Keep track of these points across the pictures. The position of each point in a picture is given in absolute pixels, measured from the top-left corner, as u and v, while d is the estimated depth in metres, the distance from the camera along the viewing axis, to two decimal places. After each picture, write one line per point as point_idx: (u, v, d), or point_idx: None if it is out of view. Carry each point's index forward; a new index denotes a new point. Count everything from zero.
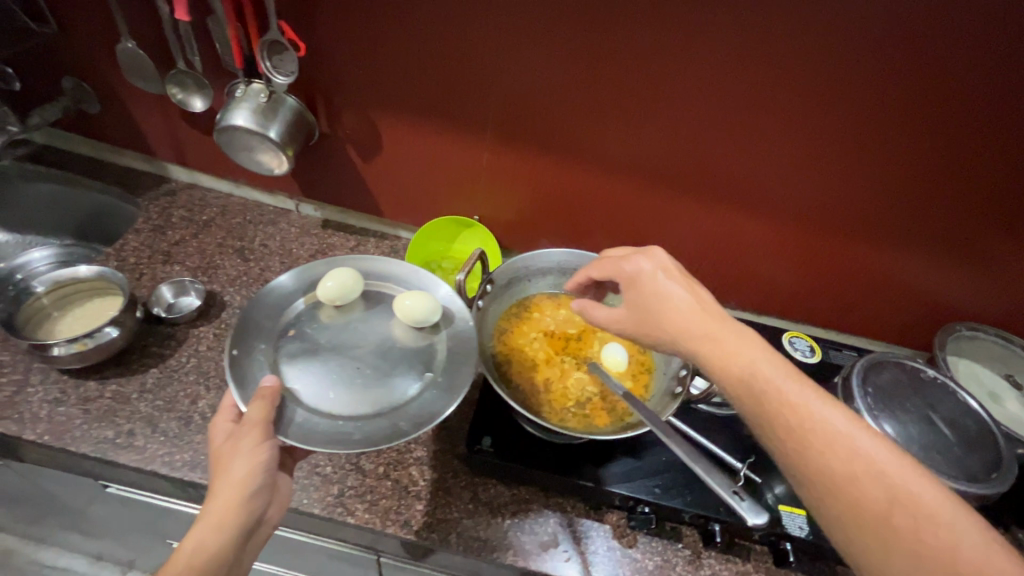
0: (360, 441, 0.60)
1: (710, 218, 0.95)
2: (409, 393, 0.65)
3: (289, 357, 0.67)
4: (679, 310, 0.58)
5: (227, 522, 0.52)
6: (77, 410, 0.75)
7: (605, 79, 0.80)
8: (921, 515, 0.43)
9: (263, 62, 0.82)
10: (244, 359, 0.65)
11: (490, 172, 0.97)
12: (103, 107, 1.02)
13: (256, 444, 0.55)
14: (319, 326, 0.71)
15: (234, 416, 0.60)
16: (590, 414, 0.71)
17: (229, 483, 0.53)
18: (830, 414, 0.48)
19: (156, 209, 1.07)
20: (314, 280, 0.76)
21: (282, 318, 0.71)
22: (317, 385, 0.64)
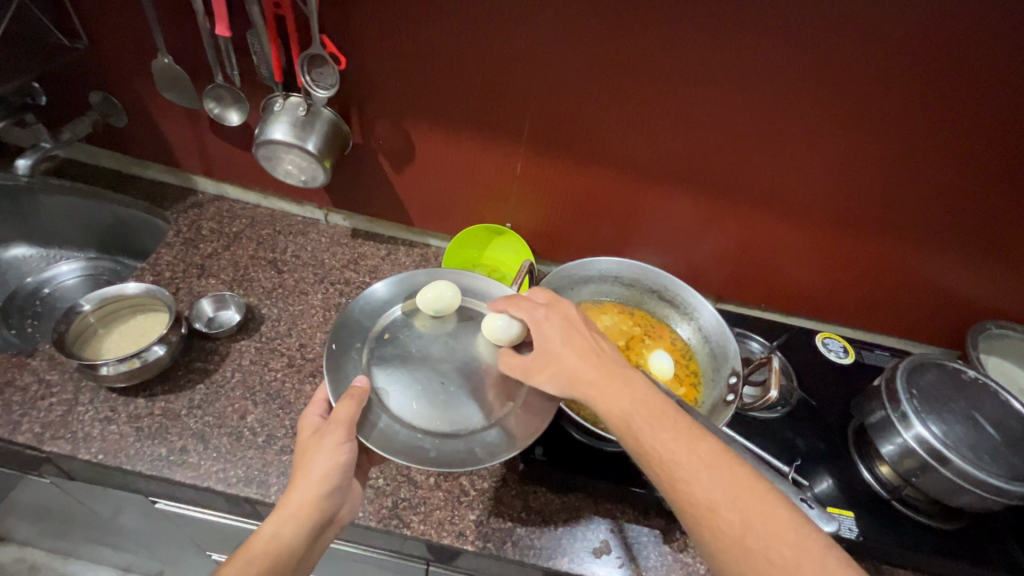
0: (435, 459, 0.62)
1: (742, 222, 0.95)
2: (487, 422, 0.66)
3: (381, 361, 0.69)
4: (568, 357, 0.61)
5: (304, 514, 0.54)
6: (129, 427, 0.75)
7: (643, 88, 0.81)
8: (769, 540, 0.46)
9: (303, 75, 0.82)
10: (341, 354, 0.68)
11: (523, 181, 0.98)
12: (132, 121, 1.01)
13: (338, 444, 0.57)
14: (413, 334, 0.73)
15: (323, 411, 0.63)
16: None
17: (310, 478, 0.56)
18: (689, 449, 0.52)
19: (185, 222, 1.06)
20: (410, 286, 0.78)
21: (380, 322, 0.74)
22: (404, 394, 0.66)
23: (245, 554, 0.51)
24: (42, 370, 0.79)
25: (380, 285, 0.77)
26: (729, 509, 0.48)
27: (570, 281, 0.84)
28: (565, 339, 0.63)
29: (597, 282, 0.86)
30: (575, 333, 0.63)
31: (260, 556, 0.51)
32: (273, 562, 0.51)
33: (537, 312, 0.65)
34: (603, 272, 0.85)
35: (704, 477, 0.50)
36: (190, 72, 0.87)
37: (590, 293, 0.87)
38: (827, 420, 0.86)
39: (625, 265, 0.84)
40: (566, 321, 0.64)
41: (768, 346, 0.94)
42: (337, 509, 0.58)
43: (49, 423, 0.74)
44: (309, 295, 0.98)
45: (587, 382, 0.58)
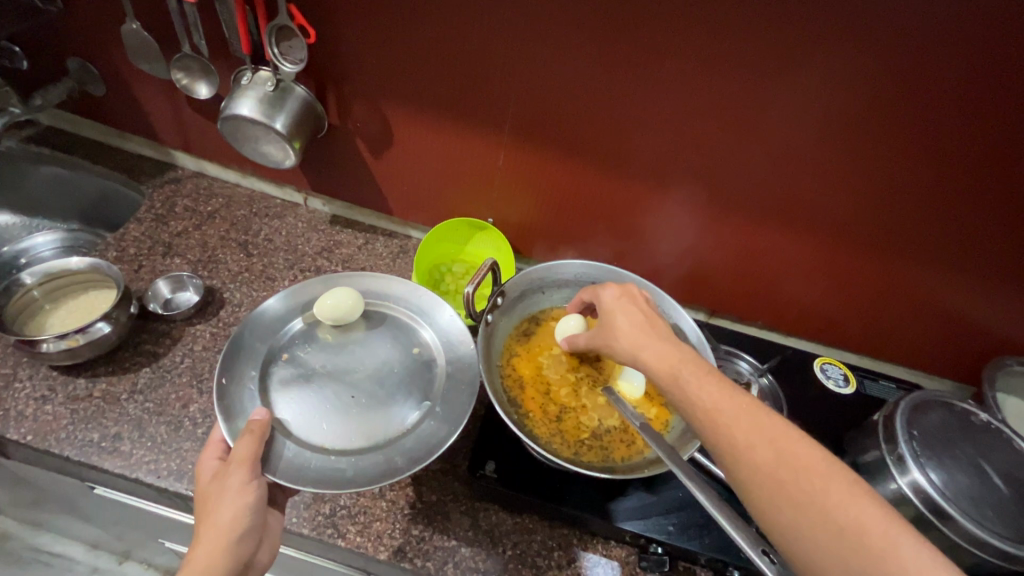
0: (352, 479, 0.57)
1: (742, 231, 0.87)
2: (404, 427, 0.62)
3: (280, 384, 0.64)
4: (620, 325, 0.60)
5: (213, 570, 0.47)
6: (64, 409, 0.71)
7: (636, 80, 0.74)
8: (798, 473, 0.43)
9: (270, 48, 0.77)
10: (233, 388, 0.62)
11: (506, 175, 0.92)
12: (110, 90, 0.98)
13: (243, 484, 0.52)
14: (313, 349, 0.68)
15: (222, 454, 0.57)
16: (607, 446, 0.66)
17: (215, 528, 0.49)
18: (740, 405, 0.48)
19: (159, 197, 1.03)
20: (307, 299, 0.72)
21: (276, 341, 0.68)
22: (308, 415, 0.61)
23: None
24: None
25: (274, 298, 0.70)
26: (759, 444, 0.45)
27: (539, 286, 0.77)
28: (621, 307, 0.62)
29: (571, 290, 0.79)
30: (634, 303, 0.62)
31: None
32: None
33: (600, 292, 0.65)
34: (577, 277, 0.77)
35: (739, 416, 0.47)
36: (160, 40, 0.83)
37: (561, 301, 0.79)
38: None
39: (597, 268, 0.75)
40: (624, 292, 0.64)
41: (759, 367, 0.86)
42: (254, 553, 0.53)
43: None
44: (275, 282, 0.93)
45: (637, 343, 0.57)
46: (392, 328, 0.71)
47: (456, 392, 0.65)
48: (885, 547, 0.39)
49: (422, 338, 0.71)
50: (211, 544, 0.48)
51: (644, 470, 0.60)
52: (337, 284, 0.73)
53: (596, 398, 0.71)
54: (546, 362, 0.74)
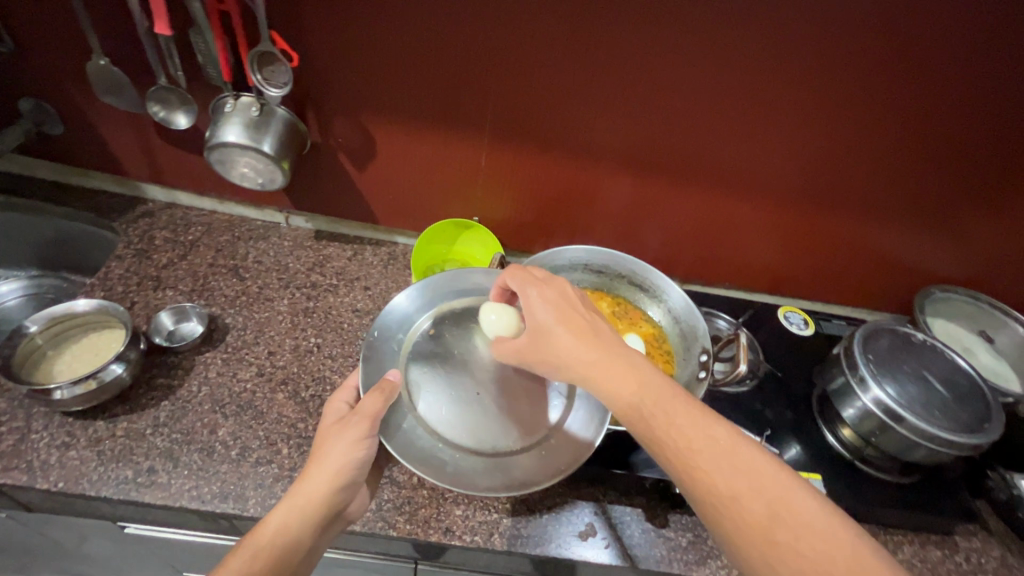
0: (450, 475, 0.62)
1: (706, 203, 0.98)
2: (517, 448, 0.66)
3: (424, 357, 0.69)
4: (561, 340, 0.59)
5: (314, 508, 0.54)
6: (90, 452, 0.71)
7: (604, 78, 0.82)
8: (800, 535, 0.45)
9: (253, 74, 0.80)
10: (380, 344, 0.69)
11: (488, 174, 0.97)
12: (69, 128, 0.95)
13: (359, 438, 0.58)
14: (461, 334, 0.72)
15: (351, 398, 0.65)
16: None
17: (325, 470, 0.56)
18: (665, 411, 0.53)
19: (135, 232, 1.01)
20: (466, 282, 0.76)
21: (432, 315, 0.74)
22: (436, 396, 0.67)
23: (253, 543, 0.51)
24: None
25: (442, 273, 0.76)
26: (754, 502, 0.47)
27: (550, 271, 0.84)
28: (563, 317, 0.61)
29: (578, 271, 0.86)
30: (573, 310, 0.61)
31: (268, 549, 0.50)
32: (281, 555, 0.50)
33: (528, 290, 0.64)
34: (579, 261, 0.85)
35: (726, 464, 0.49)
36: (130, 73, 0.83)
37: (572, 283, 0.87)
38: (793, 389, 0.90)
39: (596, 252, 0.84)
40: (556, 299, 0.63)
41: (735, 322, 0.97)
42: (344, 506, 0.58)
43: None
44: (274, 301, 0.95)
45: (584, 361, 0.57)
46: None
47: (575, 437, 0.67)
48: None
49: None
50: (321, 483, 0.55)
51: None
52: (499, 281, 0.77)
53: None
54: None
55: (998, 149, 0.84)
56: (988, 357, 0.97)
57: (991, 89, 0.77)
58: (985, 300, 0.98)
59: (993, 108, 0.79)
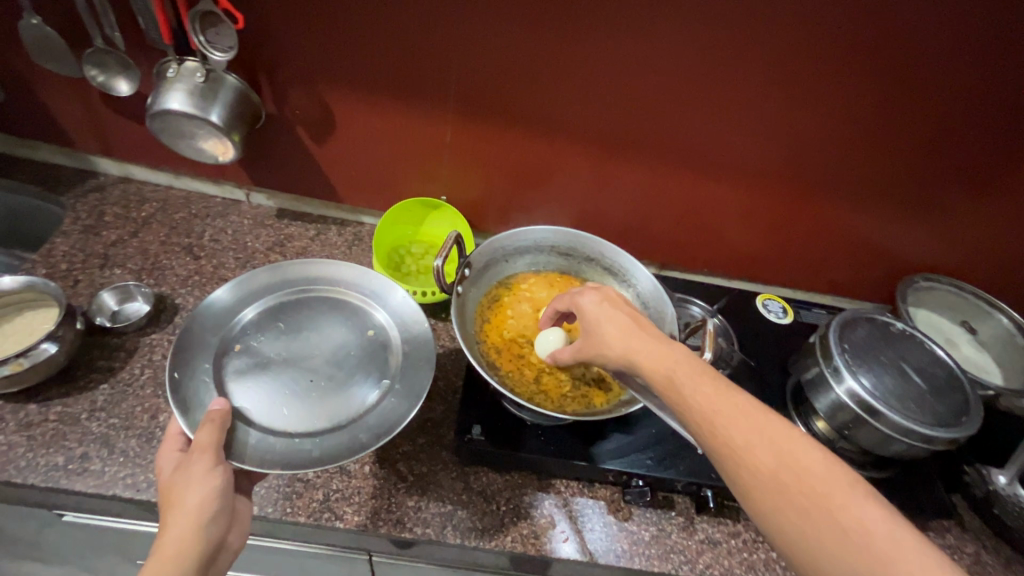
0: (318, 457, 0.63)
1: (682, 186, 0.94)
2: (370, 404, 0.69)
3: (237, 373, 0.69)
4: (610, 344, 0.56)
5: (184, 552, 0.50)
6: (19, 437, 0.67)
7: (569, 48, 0.77)
8: (824, 495, 0.43)
9: (196, 36, 0.72)
10: (187, 380, 0.66)
11: (455, 151, 0.92)
12: (10, 95, 0.90)
13: (209, 469, 0.55)
14: (265, 339, 0.74)
15: (183, 444, 0.60)
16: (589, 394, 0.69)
17: (184, 514, 0.52)
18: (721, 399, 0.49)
19: (85, 208, 0.96)
20: (250, 289, 0.77)
21: (227, 333, 0.73)
22: (272, 404, 0.67)
23: None
24: None
25: (223, 290, 0.76)
26: (779, 460, 0.45)
27: (503, 254, 0.78)
28: (615, 325, 0.57)
29: (533, 255, 0.80)
30: (624, 314, 0.58)
31: None
32: None
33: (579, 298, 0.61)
34: (538, 242, 0.79)
35: (755, 427, 0.47)
36: (66, 35, 0.77)
37: (525, 266, 0.81)
38: (767, 380, 0.87)
39: (555, 233, 0.78)
40: (608, 303, 0.59)
41: (709, 309, 0.92)
42: (226, 535, 0.55)
43: None
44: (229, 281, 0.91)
45: (635, 361, 0.54)
46: (348, 314, 0.79)
47: (415, 374, 0.73)
48: (882, 550, 0.40)
49: (374, 320, 0.79)
50: (183, 525, 0.51)
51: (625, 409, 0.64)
52: (285, 274, 0.79)
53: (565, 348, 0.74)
54: (515, 321, 0.76)
55: (986, 130, 0.79)
56: (970, 348, 0.94)
57: (978, 63, 0.72)
58: (970, 290, 0.94)
59: (980, 86, 0.75)
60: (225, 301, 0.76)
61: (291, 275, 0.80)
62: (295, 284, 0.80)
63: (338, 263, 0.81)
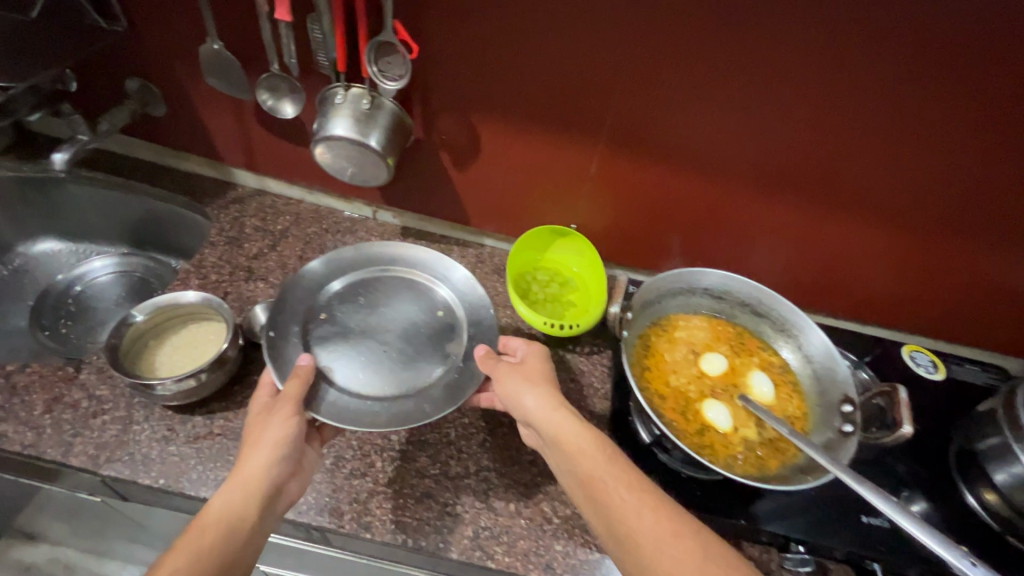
0: (387, 420, 0.68)
1: (829, 227, 0.89)
2: (435, 378, 0.74)
3: (321, 335, 0.76)
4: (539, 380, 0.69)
5: (254, 484, 0.57)
6: (189, 449, 0.70)
7: (740, 87, 0.74)
8: None
9: (370, 66, 0.74)
10: (280, 337, 0.73)
11: (595, 181, 0.90)
12: (171, 110, 0.94)
13: (287, 416, 0.62)
14: (348, 310, 0.79)
15: (270, 393, 0.68)
16: (763, 455, 0.62)
17: (260, 451, 0.60)
18: (554, 411, 0.64)
19: (227, 219, 1.00)
20: (341, 264, 0.84)
21: (318, 298, 0.80)
22: (351, 367, 0.73)
23: (200, 521, 0.54)
24: (92, 385, 0.73)
25: (317, 261, 0.82)
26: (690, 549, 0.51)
27: (665, 291, 0.73)
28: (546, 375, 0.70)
29: (693, 295, 0.76)
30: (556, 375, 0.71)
31: (215, 522, 0.54)
32: (226, 526, 0.54)
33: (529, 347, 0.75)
34: (699, 284, 0.75)
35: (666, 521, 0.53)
36: (241, 59, 0.80)
37: (681, 304, 0.76)
38: (925, 442, 0.81)
39: (731, 278, 0.73)
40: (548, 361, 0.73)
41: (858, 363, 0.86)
42: (287, 482, 0.61)
43: (104, 444, 0.68)
44: None
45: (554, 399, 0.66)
46: (418, 294, 0.84)
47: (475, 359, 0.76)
48: None
49: (445, 302, 0.83)
50: (259, 461, 0.59)
51: (809, 479, 0.57)
52: (369, 252, 0.85)
53: (728, 400, 0.68)
54: (675, 364, 0.71)
55: None
56: None
57: None
58: None
59: None
60: (318, 270, 0.82)
61: (375, 254, 0.86)
62: (377, 262, 0.86)
63: (416, 247, 0.87)
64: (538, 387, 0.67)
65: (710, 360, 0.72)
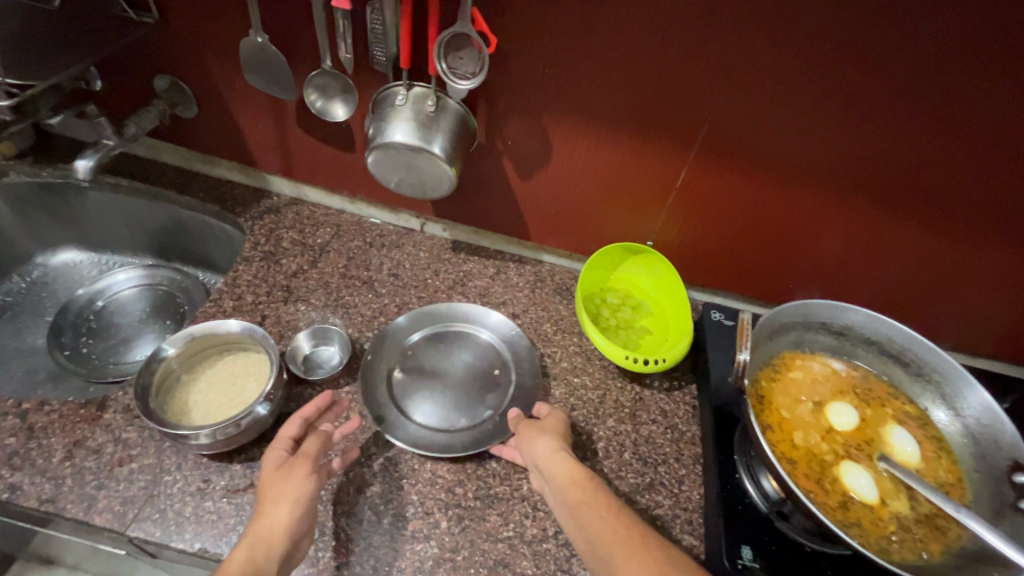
0: (431, 446, 0.67)
1: (960, 256, 0.74)
2: (475, 420, 0.71)
3: (403, 367, 0.75)
4: (542, 436, 0.62)
5: (275, 539, 0.51)
6: (228, 505, 0.60)
7: (879, 87, 0.61)
8: None
9: (438, 63, 0.64)
10: (372, 367, 0.73)
11: (679, 194, 0.79)
12: (203, 111, 0.85)
13: (305, 474, 0.55)
14: (429, 347, 0.77)
15: (289, 447, 0.59)
16: (921, 537, 0.51)
17: (278, 505, 0.53)
18: (559, 467, 0.58)
19: (262, 231, 0.91)
20: (428, 318, 0.80)
21: (410, 338, 0.78)
22: (418, 394, 0.72)
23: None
24: (117, 427, 0.64)
25: (405, 315, 0.79)
26: None
27: (786, 329, 0.62)
28: (551, 431, 0.63)
29: (819, 333, 0.64)
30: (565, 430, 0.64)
31: None
32: None
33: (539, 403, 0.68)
34: (829, 322, 0.63)
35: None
36: (287, 54, 0.71)
37: (804, 345, 0.64)
38: None
39: (867, 316, 0.61)
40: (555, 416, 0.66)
41: None
42: (305, 541, 0.54)
43: (131, 499, 0.60)
44: None
45: (554, 457, 0.59)
46: (476, 347, 0.78)
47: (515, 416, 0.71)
48: None
49: (503, 359, 0.77)
50: (277, 516, 0.52)
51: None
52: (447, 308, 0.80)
53: (867, 462, 0.57)
54: (799, 417, 0.60)
55: None
56: None
57: None
58: None
59: None
60: (408, 322, 0.79)
61: (452, 310, 0.81)
62: (451, 317, 0.80)
63: (475, 306, 0.80)
64: (545, 432, 0.63)
65: (840, 414, 0.60)
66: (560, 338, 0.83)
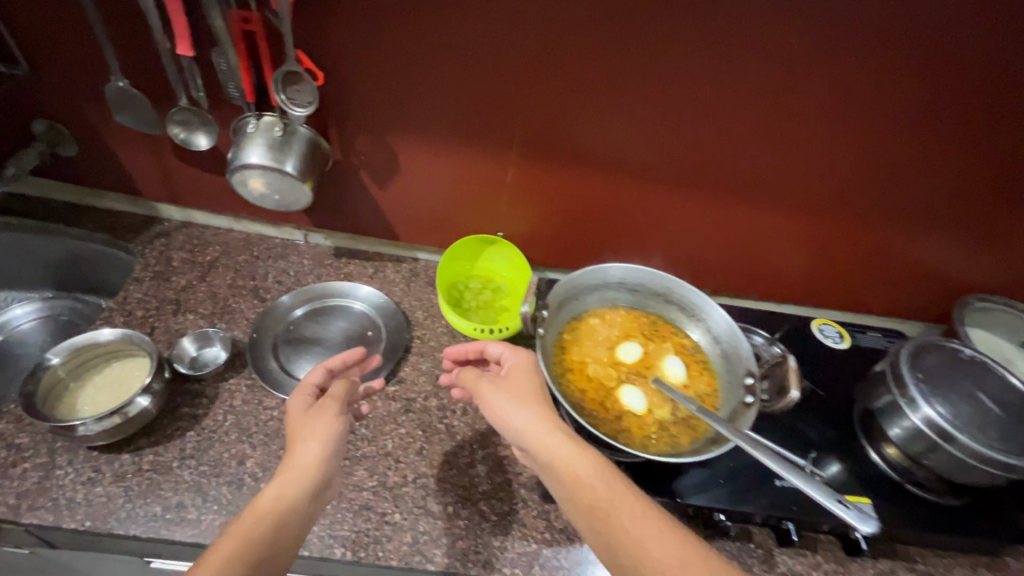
0: None
1: (733, 218, 0.94)
2: None
3: (285, 340, 0.89)
4: (520, 392, 0.64)
5: (309, 470, 0.58)
6: (117, 488, 0.69)
7: (635, 92, 0.78)
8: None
9: (278, 94, 0.77)
10: (259, 341, 0.87)
11: (513, 189, 0.94)
12: (83, 149, 0.93)
13: (333, 416, 0.64)
14: (308, 321, 0.92)
15: (311, 394, 0.69)
16: (675, 433, 0.67)
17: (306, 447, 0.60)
18: (542, 423, 0.60)
19: (153, 254, 0.99)
20: (309, 297, 0.95)
21: (291, 316, 0.92)
22: (300, 359, 0.87)
23: (255, 511, 0.54)
24: (10, 435, 0.72)
25: (287, 295, 0.94)
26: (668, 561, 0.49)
27: (581, 289, 0.77)
28: (526, 385, 0.65)
29: (611, 290, 0.80)
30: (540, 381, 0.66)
31: (271, 512, 0.54)
32: (279, 514, 0.54)
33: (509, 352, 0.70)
34: (616, 280, 0.79)
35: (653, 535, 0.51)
36: (150, 95, 0.81)
37: (600, 301, 0.80)
38: (833, 407, 0.87)
39: (640, 270, 0.78)
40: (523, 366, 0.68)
41: (772, 338, 0.90)
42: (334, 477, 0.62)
43: (24, 493, 0.67)
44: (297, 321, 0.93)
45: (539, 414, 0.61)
46: (350, 317, 0.93)
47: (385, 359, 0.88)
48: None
49: (375, 323, 0.94)
50: (309, 454, 0.59)
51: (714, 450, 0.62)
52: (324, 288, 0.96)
53: (644, 385, 0.73)
54: (593, 357, 0.75)
55: None
56: None
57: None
58: None
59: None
60: (291, 302, 0.94)
61: (330, 288, 0.96)
62: (327, 295, 0.95)
63: (349, 283, 0.96)
64: (523, 396, 0.63)
65: (626, 351, 0.76)
66: (429, 322, 0.96)
